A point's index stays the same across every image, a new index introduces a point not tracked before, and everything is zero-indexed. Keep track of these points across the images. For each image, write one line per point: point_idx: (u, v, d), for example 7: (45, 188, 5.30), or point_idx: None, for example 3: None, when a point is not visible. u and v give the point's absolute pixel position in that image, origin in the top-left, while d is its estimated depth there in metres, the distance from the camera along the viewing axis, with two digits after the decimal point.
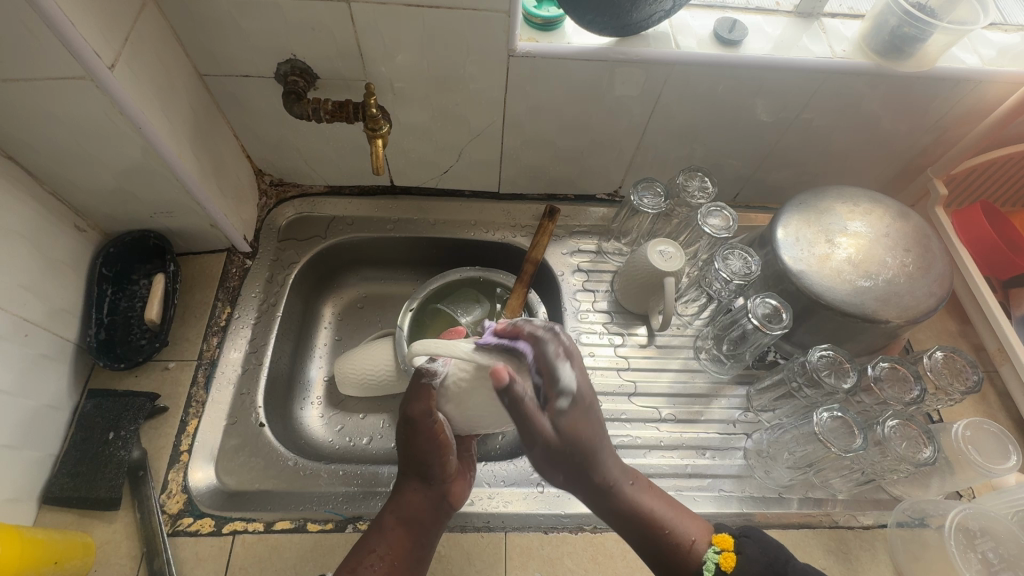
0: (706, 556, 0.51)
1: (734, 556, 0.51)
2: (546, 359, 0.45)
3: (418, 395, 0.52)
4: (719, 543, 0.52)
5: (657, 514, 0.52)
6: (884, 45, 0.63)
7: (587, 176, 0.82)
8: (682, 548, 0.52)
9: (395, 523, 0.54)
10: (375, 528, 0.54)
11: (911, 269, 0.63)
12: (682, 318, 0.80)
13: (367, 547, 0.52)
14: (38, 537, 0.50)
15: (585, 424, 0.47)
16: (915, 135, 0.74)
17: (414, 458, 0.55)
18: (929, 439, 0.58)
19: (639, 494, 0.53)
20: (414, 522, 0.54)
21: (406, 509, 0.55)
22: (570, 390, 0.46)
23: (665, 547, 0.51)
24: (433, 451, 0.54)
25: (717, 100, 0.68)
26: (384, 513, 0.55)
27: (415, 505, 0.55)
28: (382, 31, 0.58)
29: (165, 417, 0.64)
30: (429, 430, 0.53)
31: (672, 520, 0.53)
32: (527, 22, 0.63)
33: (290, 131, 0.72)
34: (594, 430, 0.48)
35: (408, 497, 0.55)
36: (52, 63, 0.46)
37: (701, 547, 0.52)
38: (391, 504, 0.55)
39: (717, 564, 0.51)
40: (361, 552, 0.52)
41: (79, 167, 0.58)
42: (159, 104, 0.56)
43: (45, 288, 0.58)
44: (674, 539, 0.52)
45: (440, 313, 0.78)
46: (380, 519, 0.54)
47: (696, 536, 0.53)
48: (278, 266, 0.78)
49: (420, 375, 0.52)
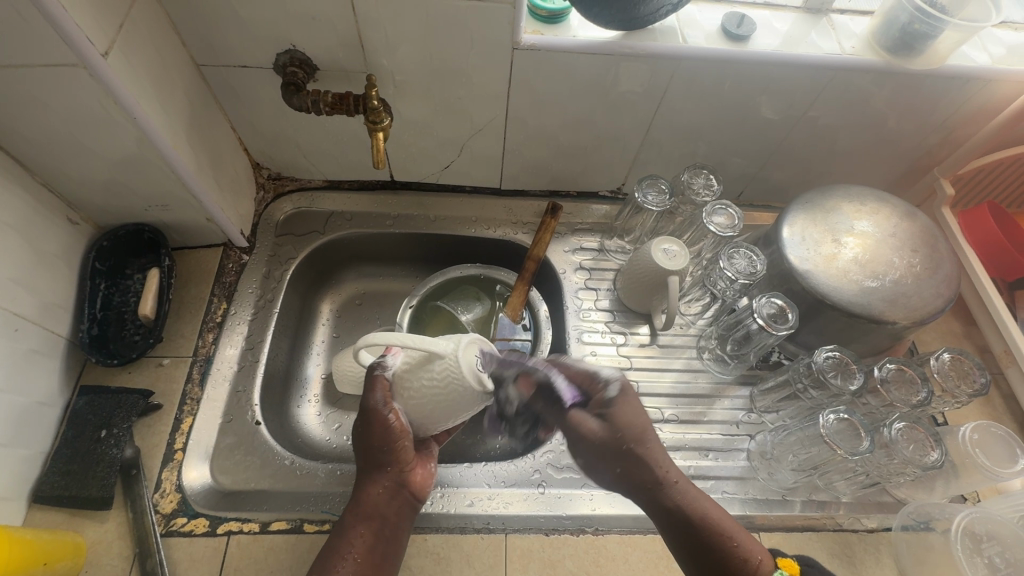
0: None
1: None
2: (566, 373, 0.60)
3: (369, 388, 0.52)
4: (786, 569, 0.52)
5: (720, 526, 0.53)
6: (894, 42, 0.62)
7: (590, 173, 0.81)
8: (746, 562, 0.51)
9: (356, 522, 0.52)
10: (339, 529, 0.52)
11: (918, 269, 0.62)
12: (686, 317, 0.79)
13: (332, 551, 0.50)
14: (28, 537, 0.49)
15: (635, 417, 0.57)
16: (923, 134, 0.73)
17: (371, 452, 0.53)
18: (937, 441, 0.57)
19: (695, 500, 0.54)
20: (378, 517, 0.52)
21: (367, 505, 0.52)
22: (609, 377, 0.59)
23: (728, 560, 0.51)
24: (393, 440, 0.52)
25: (724, 97, 0.67)
26: (347, 511, 0.53)
27: (376, 500, 0.53)
28: (384, 22, 0.57)
29: (159, 414, 0.63)
30: (383, 422, 0.52)
31: (737, 534, 0.53)
32: (531, 15, 0.62)
33: (289, 123, 0.70)
34: (641, 422, 0.57)
35: (369, 493, 0.53)
36: (43, 50, 0.45)
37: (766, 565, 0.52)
38: (353, 504, 0.53)
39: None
40: (327, 555, 0.50)
41: (71, 157, 0.56)
42: (154, 93, 0.55)
43: (36, 281, 0.57)
44: (737, 550, 0.52)
45: (439, 311, 0.76)
46: (344, 520, 0.52)
47: (761, 555, 0.52)
48: (276, 261, 0.76)
49: (371, 369, 0.52)
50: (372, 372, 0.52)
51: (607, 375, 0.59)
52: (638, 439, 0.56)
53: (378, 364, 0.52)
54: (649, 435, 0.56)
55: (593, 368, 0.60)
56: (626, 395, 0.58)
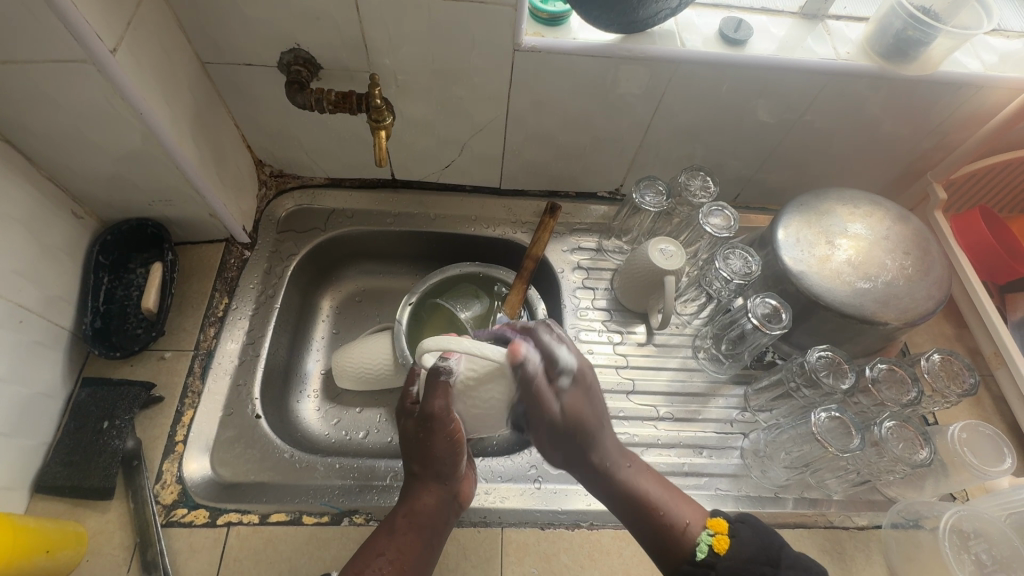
0: (700, 538, 0.53)
1: (728, 539, 0.53)
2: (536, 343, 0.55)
3: (434, 392, 0.50)
4: (714, 527, 0.54)
5: (652, 497, 0.56)
6: (888, 48, 0.63)
7: (589, 174, 0.82)
8: (674, 531, 0.54)
9: (406, 527, 0.53)
10: (384, 532, 0.54)
11: (910, 272, 0.63)
12: (681, 317, 0.80)
13: (374, 551, 0.52)
14: (30, 526, 0.50)
15: (576, 400, 0.58)
16: (917, 138, 0.74)
17: (429, 459, 0.55)
18: (926, 440, 0.58)
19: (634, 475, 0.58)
20: (425, 525, 0.53)
21: (418, 512, 0.54)
22: (568, 366, 0.57)
23: (658, 529, 0.54)
24: (451, 449, 0.55)
25: (721, 100, 0.68)
26: (396, 514, 0.55)
27: (426, 507, 0.54)
28: (387, 22, 0.58)
29: (161, 407, 0.64)
30: (447, 429, 0.53)
31: (666, 503, 0.56)
32: (533, 17, 0.63)
33: (292, 121, 0.71)
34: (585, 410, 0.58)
35: (419, 501, 0.55)
36: (53, 46, 0.46)
37: (695, 530, 0.54)
38: (402, 509, 0.55)
39: (710, 546, 0.53)
40: (369, 553, 0.52)
41: (77, 152, 0.57)
42: (160, 90, 0.55)
43: (40, 274, 0.58)
44: (665, 519, 0.55)
45: (438, 308, 0.77)
46: (391, 521, 0.54)
47: (690, 519, 0.55)
48: (277, 257, 0.77)
49: (438, 376, 0.49)
50: (436, 377, 0.50)
51: (566, 364, 0.56)
52: (579, 424, 0.57)
53: (444, 372, 0.49)
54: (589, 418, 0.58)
55: (558, 353, 0.56)
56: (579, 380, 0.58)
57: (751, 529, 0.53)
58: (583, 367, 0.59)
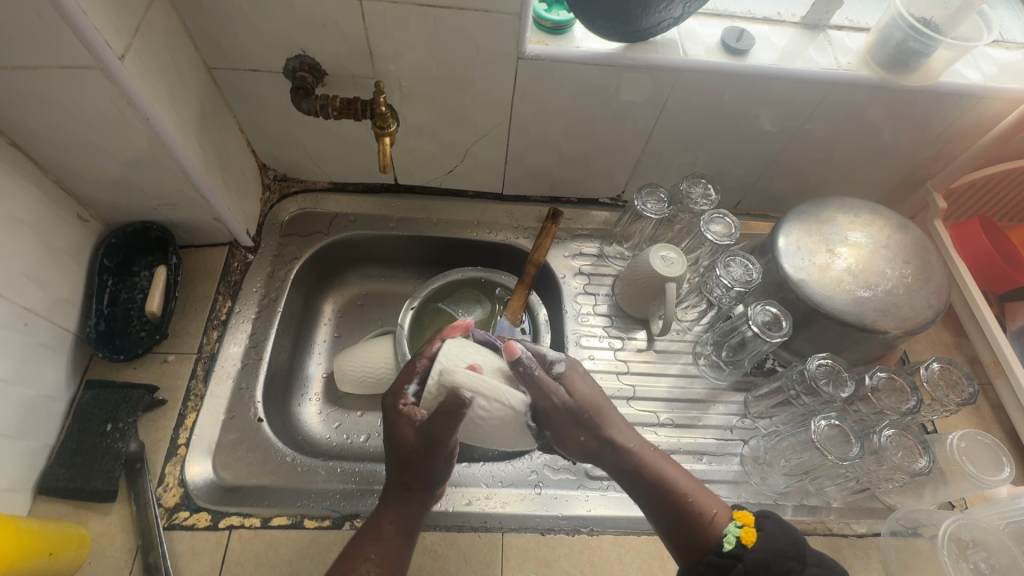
0: (728, 529, 0.52)
1: (755, 531, 0.52)
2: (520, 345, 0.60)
3: (450, 422, 0.51)
4: (740, 519, 0.53)
5: (679, 484, 0.55)
6: (889, 59, 0.64)
7: (591, 180, 0.83)
8: (702, 521, 0.53)
9: (393, 533, 0.53)
10: (369, 535, 0.53)
11: (910, 280, 0.64)
12: (682, 323, 0.80)
13: (361, 555, 0.51)
14: (34, 528, 0.50)
15: (588, 388, 0.59)
16: (917, 148, 0.75)
17: (422, 471, 0.54)
18: (925, 449, 0.59)
19: (660, 462, 0.57)
20: (410, 531, 0.54)
21: (404, 517, 0.54)
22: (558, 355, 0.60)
23: (686, 518, 0.54)
24: (444, 466, 0.55)
25: (723, 108, 0.68)
26: (383, 518, 0.54)
27: (412, 513, 0.55)
28: (392, 30, 0.59)
29: (164, 410, 0.64)
30: (449, 449, 0.54)
31: (691, 491, 0.55)
32: (537, 25, 0.63)
33: (296, 126, 0.72)
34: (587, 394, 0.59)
35: (405, 507, 0.55)
36: (62, 52, 0.46)
37: (723, 519, 0.54)
38: (389, 514, 0.54)
39: (737, 538, 0.52)
40: (357, 555, 0.51)
41: (84, 156, 0.57)
42: (167, 95, 0.56)
43: (46, 277, 0.58)
44: (693, 507, 0.54)
45: (440, 312, 0.78)
46: (378, 526, 0.54)
47: (717, 510, 0.54)
48: (280, 261, 0.78)
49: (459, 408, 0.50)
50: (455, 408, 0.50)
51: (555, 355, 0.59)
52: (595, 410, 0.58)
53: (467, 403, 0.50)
54: (604, 404, 0.59)
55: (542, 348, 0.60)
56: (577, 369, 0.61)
57: (778, 524, 0.52)
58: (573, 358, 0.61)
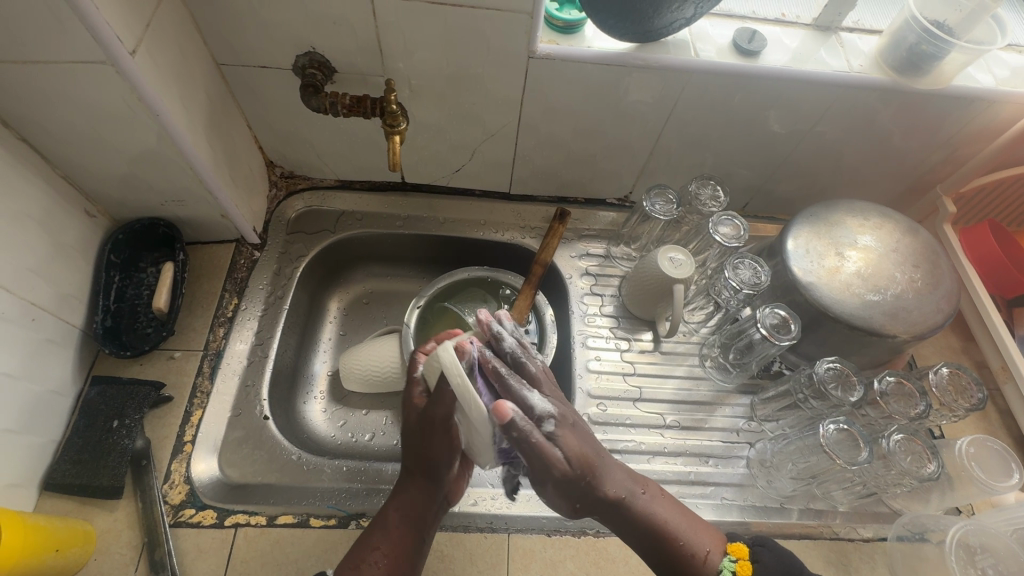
0: (722, 564, 0.52)
1: (750, 564, 0.52)
2: (511, 391, 0.51)
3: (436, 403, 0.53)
4: (735, 552, 0.53)
5: (672, 528, 0.54)
6: (901, 62, 0.63)
7: (599, 180, 0.83)
8: (696, 562, 0.52)
9: (399, 522, 0.53)
10: (377, 527, 0.53)
11: (919, 285, 0.64)
12: (689, 325, 0.80)
13: (368, 545, 0.52)
14: (40, 524, 0.50)
15: (580, 443, 0.51)
16: (927, 152, 0.75)
17: (426, 457, 0.55)
18: (933, 454, 0.59)
19: (655, 506, 0.54)
20: (417, 521, 0.54)
21: (411, 507, 0.54)
22: (547, 411, 0.50)
23: (680, 561, 0.52)
24: (449, 451, 0.55)
25: (733, 110, 0.68)
26: (388, 508, 0.55)
27: (417, 501, 0.55)
28: (402, 28, 0.58)
29: (170, 406, 0.64)
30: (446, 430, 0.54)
31: (685, 530, 0.54)
32: (548, 25, 0.63)
33: (304, 123, 0.72)
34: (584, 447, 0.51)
35: (410, 496, 0.55)
36: (72, 47, 0.46)
37: (713, 559, 0.53)
38: (394, 504, 0.55)
39: (734, 572, 0.52)
40: (364, 548, 0.52)
41: (92, 152, 0.57)
42: (176, 91, 0.56)
43: (53, 272, 0.58)
44: (689, 550, 0.53)
45: (446, 312, 0.77)
46: (384, 515, 0.54)
47: (709, 547, 0.53)
48: (286, 258, 0.77)
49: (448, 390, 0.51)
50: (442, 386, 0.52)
51: (544, 411, 0.50)
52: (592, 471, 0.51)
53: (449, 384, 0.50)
54: (596, 457, 0.52)
55: (529, 399, 0.51)
56: (565, 419, 0.51)
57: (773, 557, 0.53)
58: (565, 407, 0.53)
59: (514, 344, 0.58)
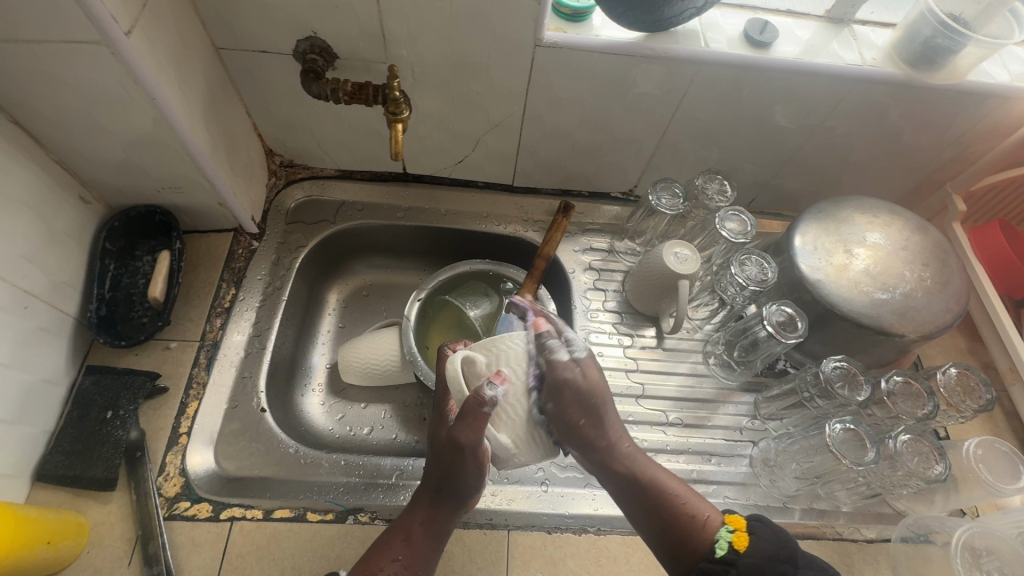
0: (718, 534, 0.51)
1: (748, 536, 0.50)
2: (553, 324, 0.56)
3: (473, 423, 0.48)
4: (732, 523, 0.51)
5: (673, 490, 0.54)
6: (915, 55, 0.62)
7: (604, 174, 0.81)
8: (695, 522, 0.52)
9: (421, 534, 0.52)
10: (396, 534, 0.52)
11: (929, 283, 0.63)
12: (693, 322, 0.79)
13: (385, 552, 0.51)
14: (32, 516, 0.49)
15: (598, 384, 0.57)
16: (937, 149, 0.73)
17: (453, 478, 0.53)
18: (941, 455, 0.58)
19: (653, 468, 0.56)
20: (438, 536, 0.53)
21: (434, 522, 0.53)
22: (580, 350, 0.57)
23: (677, 521, 0.52)
24: (478, 475, 0.53)
25: (742, 103, 0.67)
26: (411, 519, 0.53)
27: (442, 517, 0.53)
28: (406, 13, 0.57)
29: (165, 398, 0.63)
30: (476, 453, 0.51)
31: (687, 493, 0.54)
32: (555, 12, 0.61)
33: (304, 110, 0.70)
34: (602, 389, 0.57)
35: (432, 511, 0.54)
36: (65, 27, 0.44)
37: (716, 522, 0.52)
38: (418, 516, 0.53)
39: (729, 543, 0.50)
40: (381, 555, 0.51)
41: (87, 136, 0.56)
42: (173, 75, 0.54)
43: (47, 259, 0.57)
44: (688, 513, 0.53)
45: (447, 305, 0.76)
46: (407, 526, 0.53)
47: (710, 513, 0.53)
48: (285, 249, 0.76)
49: (478, 400, 0.47)
50: (478, 405, 0.47)
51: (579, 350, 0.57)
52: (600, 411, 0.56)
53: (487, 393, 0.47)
54: (609, 408, 0.57)
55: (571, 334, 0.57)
56: (592, 361, 0.59)
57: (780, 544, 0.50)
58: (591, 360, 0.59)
59: (563, 302, 0.60)
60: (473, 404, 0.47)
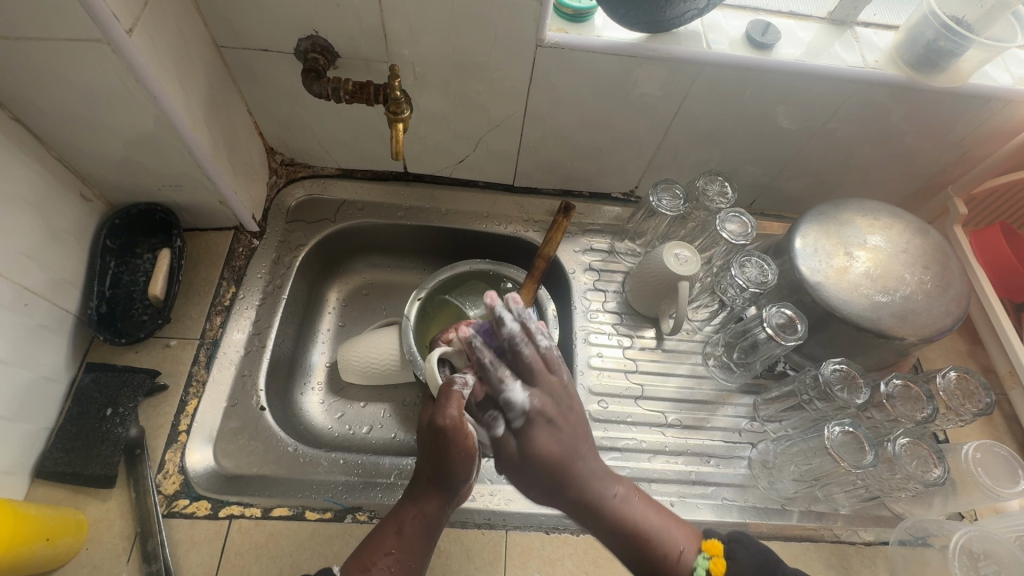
0: (695, 563, 0.53)
1: (725, 562, 0.52)
2: (489, 381, 0.55)
3: (451, 403, 0.51)
4: (710, 549, 0.53)
5: (647, 527, 0.54)
6: (917, 57, 0.62)
7: (604, 174, 0.81)
8: (671, 560, 0.53)
9: (415, 530, 0.52)
10: (391, 527, 0.52)
11: (929, 287, 0.62)
12: (692, 323, 0.79)
13: (379, 547, 0.51)
14: (31, 513, 0.49)
15: (550, 439, 0.55)
16: (938, 152, 0.73)
17: (444, 471, 0.52)
18: (939, 458, 0.58)
19: (630, 505, 0.55)
20: (430, 531, 0.53)
21: (427, 515, 0.53)
22: (521, 408, 0.55)
23: (653, 557, 0.53)
24: (467, 468, 0.53)
25: (744, 105, 0.67)
26: (404, 513, 0.53)
27: (435, 512, 0.53)
28: (408, 13, 0.57)
29: (165, 395, 0.63)
30: (461, 439, 0.51)
31: (659, 530, 0.54)
32: (557, 12, 0.61)
33: (305, 109, 0.70)
34: (556, 443, 0.55)
35: (423, 505, 0.53)
36: (66, 25, 0.45)
37: (690, 553, 0.53)
38: (410, 509, 0.53)
39: (706, 569, 0.52)
40: (376, 550, 0.51)
41: (89, 134, 0.56)
42: (174, 73, 0.54)
43: (47, 257, 0.57)
44: (663, 550, 0.53)
45: (447, 305, 0.76)
46: (400, 521, 0.53)
47: (684, 546, 0.54)
48: (286, 247, 0.76)
49: (450, 383, 0.52)
50: (449, 387, 0.52)
51: (520, 407, 0.55)
52: (556, 465, 0.55)
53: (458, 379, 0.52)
54: (568, 456, 0.55)
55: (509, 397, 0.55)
56: (543, 416, 0.56)
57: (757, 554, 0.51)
58: (544, 402, 0.56)
59: (513, 331, 0.56)
60: (445, 391, 0.52)
